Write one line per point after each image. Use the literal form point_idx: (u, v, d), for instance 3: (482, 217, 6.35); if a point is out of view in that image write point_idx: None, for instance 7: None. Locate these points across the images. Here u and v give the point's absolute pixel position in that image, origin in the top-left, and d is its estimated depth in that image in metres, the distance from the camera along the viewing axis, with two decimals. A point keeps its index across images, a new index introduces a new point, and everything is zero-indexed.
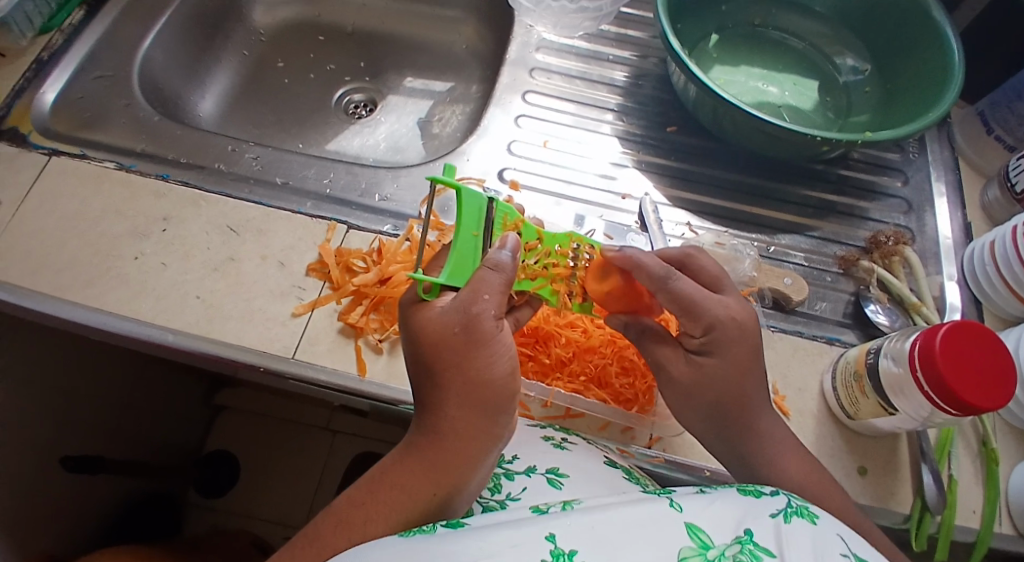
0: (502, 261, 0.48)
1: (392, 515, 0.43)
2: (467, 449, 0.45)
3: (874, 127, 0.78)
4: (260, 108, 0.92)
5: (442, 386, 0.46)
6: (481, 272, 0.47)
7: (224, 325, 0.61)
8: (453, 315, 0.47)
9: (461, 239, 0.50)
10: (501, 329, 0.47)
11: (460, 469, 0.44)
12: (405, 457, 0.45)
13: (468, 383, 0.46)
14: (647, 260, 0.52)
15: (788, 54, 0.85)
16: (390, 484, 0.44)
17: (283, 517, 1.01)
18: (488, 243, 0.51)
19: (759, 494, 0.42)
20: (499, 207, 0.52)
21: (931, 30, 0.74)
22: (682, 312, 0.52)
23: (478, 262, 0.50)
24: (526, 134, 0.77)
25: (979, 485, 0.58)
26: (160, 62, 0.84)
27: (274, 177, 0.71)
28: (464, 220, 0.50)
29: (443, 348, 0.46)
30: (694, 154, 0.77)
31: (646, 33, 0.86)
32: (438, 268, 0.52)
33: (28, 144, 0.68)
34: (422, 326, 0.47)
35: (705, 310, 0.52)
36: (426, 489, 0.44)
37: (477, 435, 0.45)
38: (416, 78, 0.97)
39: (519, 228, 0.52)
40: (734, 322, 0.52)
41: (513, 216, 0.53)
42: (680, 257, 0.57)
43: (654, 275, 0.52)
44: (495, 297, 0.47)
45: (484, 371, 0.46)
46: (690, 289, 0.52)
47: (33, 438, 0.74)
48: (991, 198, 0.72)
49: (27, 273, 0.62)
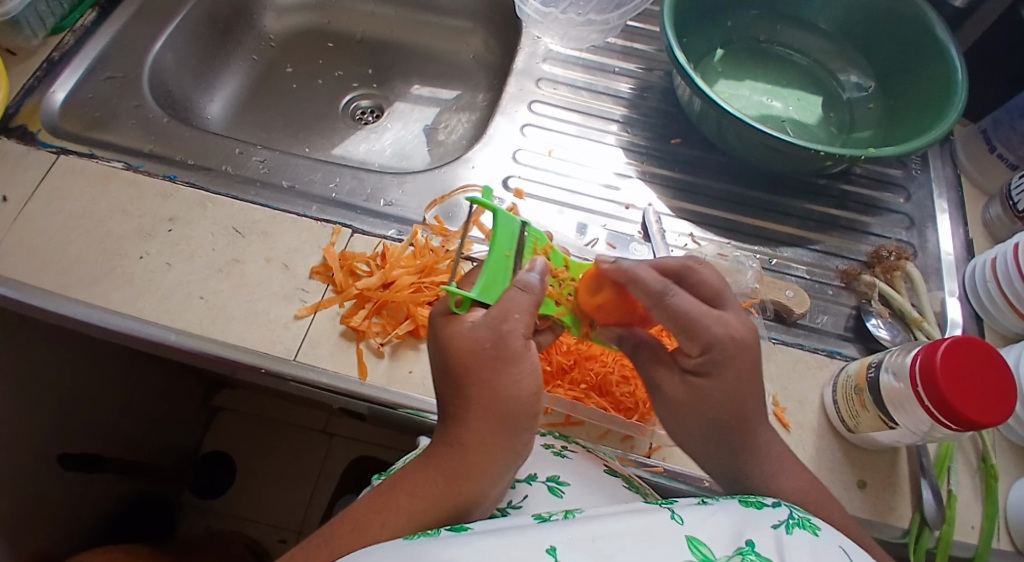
0: (532, 283, 0.49)
1: (406, 519, 0.42)
2: (489, 464, 0.45)
3: (878, 143, 0.78)
4: (268, 112, 0.93)
5: (466, 399, 0.46)
6: (511, 293, 0.48)
7: (227, 326, 0.61)
8: (483, 330, 0.47)
9: (494, 258, 0.51)
10: (529, 348, 0.48)
11: (480, 483, 0.44)
12: (423, 466, 0.45)
13: (493, 398, 0.46)
14: (643, 275, 0.50)
15: (792, 69, 0.85)
16: (406, 491, 0.44)
17: (276, 519, 1.01)
18: (519, 264, 0.52)
19: (760, 505, 0.42)
20: (529, 233, 0.54)
21: (934, 48, 0.75)
22: (680, 330, 0.51)
23: (509, 281, 0.51)
24: (531, 143, 0.77)
25: (978, 502, 0.57)
26: (171, 65, 0.85)
27: (280, 180, 0.72)
28: (499, 239, 0.51)
29: (470, 360, 0.46)
30: (697, 166, 0.77)
31: (652, 45, 0.87)
32: (470, 284, 0.52)
33: (37, 143, 0.69)
34: (450, 338, 0.47)
35: (703, 328, 0.50)
36: (445, 499, 0.43)
37: (500, 452, 0.45)
38: (423, 86, 0.98)
39: (548, 253, 0.55)
40: (733, 340, 0.50)
41: (543, 242, 0.55)
42: (680, 269, 0.54)
43: (651, 291, 0.50)
44: (525, 316, 0.48)
45: (508, 388, 0.46)
46: (689, 304, 0.50)
47: (32, 434, 0.74)
48: (993, 216, 0.72)
49: (32, 270, 0.62)
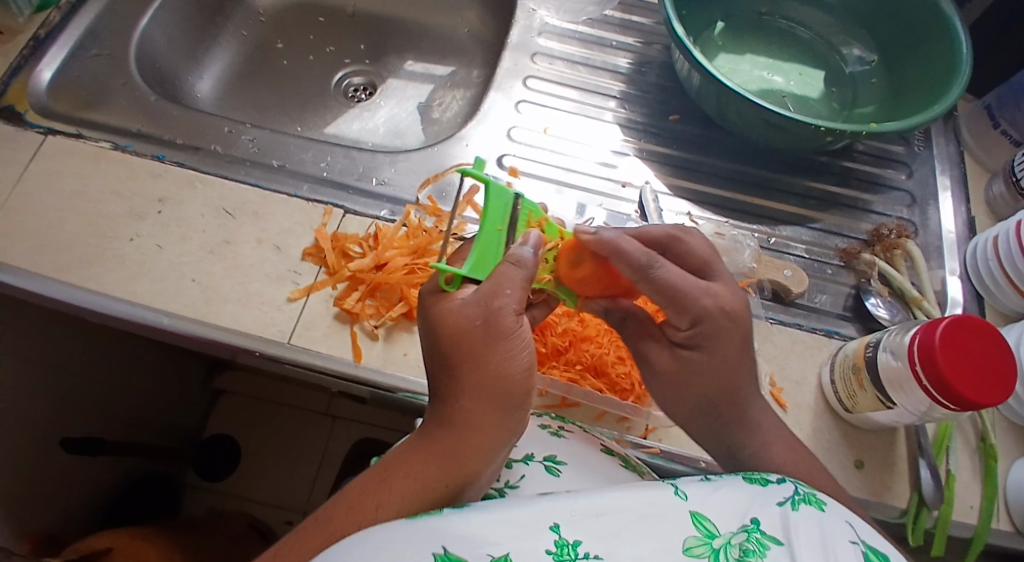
0: (524, 258, 0.48)
1: (402, 501, 0.42)
2: (485, 443, 0.44)
3: (880, 119, 0.77)
4: (260, 90, 0.91)
5: (459, 378, 0.45)
6: (503, 268, 0.47)
7: (220, 308, 0.60)
8: (474, 308, 0.46)
9: (486, 233, 0.50)
10: (522, 323, 0.47)
11: (476, 461, 0.43)
12: (417, 446, 0.44)
13: (486, 376, 0.45)
14: (627, 248, 0.49)
15: (794, 42, 0.84)
16: (402, 472, 0.43)
17: (279, 501, 1.01)
18: (510, 239, 0.51)
19: (766, 480, 0.42)
20: (523, 204, 0.53)
21: (940, 20, 0.73)
22: (667, 302, 0.50)
23: (500, 257, 0.50)
24: (527, 120, 0.76)
25: (977, 482, 0.57)
26: (159, 42, 0.83)
27: (272, 159, 0.70)
28: (490, 213, 0.50)
29: (461, 339, 0.46)
30: (695, 143, 0.76)
31: (650, 19, 0.85)
32: (460, 259, 0.51)
33: (23, 123, 0.68)
34: (440, 317, 0.47)
35: (692, 300, 0.49)
36: (440, 479, 0.43)
37: (494, 429, 0.44)
38: (416, 62, 0.96)
39: (542, 226, 0.53)
40: (723, 312, 0.49)
41: (537, 214, 0.54)
42: (665, 239, 0.54)
43: (636, 264, 0.49)
44: (517, 291, 0.47)
45: (501, 365, 0.45)
46: (675, 276, 0.49)
47: (28, 419, 0.74)
48: (996, 193, 0.71)
49: (21, 253, 0.61)
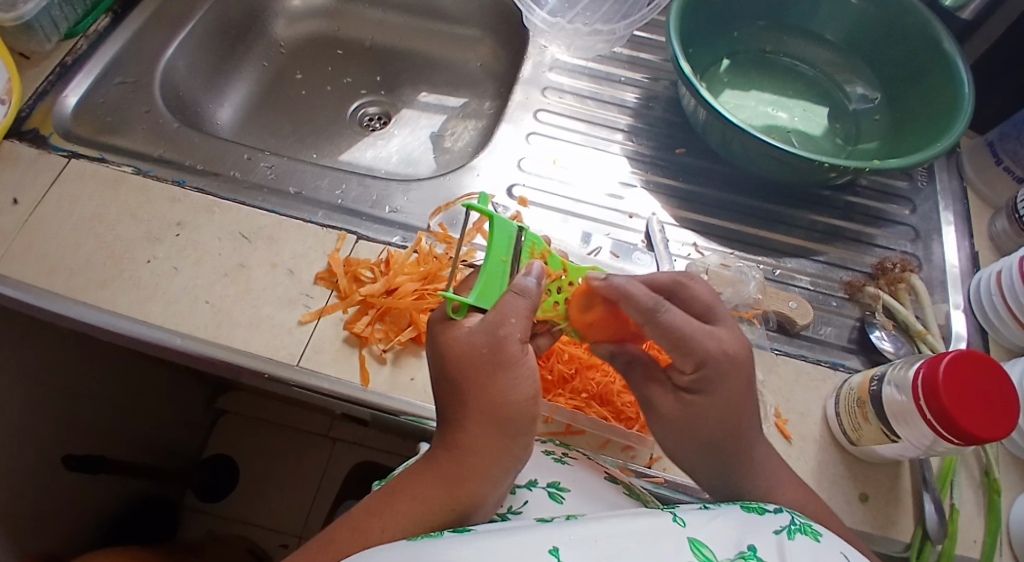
0: (528, 288, 0.49)
1: (406, 523, 0.43)
2: (489, 469, 0.45)
3: (883, 155, 0.78)
4: (277, 118, 0.94)
5: (464, 404, 0.46)
6: (507, 297, 0.48)
7: (232, 331, 0.62)
8: (479, 335, 0.47)
9: (490, 264, 0.51)
10: (526, 352, 0.48)
11: (480, 487, 0.44)
12: (422, 470, 0.45)
13: (492, 402, 0.46)
14: (635, 292, 0.50)
15: (799, 80, 0.86)
16: (406, 495, 0.44)
17: (279, 524, 1.01)
18: (515, 269, 0.52)
19: (762, 510, 0.43)
20: (527, 236, 0.53)
21: (942, 60, 0.75)
22: (673, 346, 0.50)
23: (504, 287, 0.51)
24: (536, 151, 0.78)
25: (981, 517, 0.57)
26: (182, 71, 0.86)
27: (288, 186, 0.72)
28: (495, 244, 0.51)
29: (466, 366, 0.47)
30: (700, 177, 0.77)
31: (658, 56, 0.87)
32: (467, 288, 0.52)
33: (48, 147, 0.70)
34: (447, 345, 0.48)
35: (696, 345, 0.50)
36: (444, 503, 0.44)
37: (498, 456, 0.45)
38: (430, 94, 0.98)
39: (545, 258, 0.54)
40: (726, 356, 0.50)
41: (540, 246, 0.54)
42: (671, 285, 0.54)
43: (643, 308, 0.50)
44: (521, 320, 0.48)
45: (507, 392, 0.46)
46: (679, 320, 0.50)
47: (37, 435, 0.75)
48: (999, 229, 0.72)
49: (41, 273, 0.63)
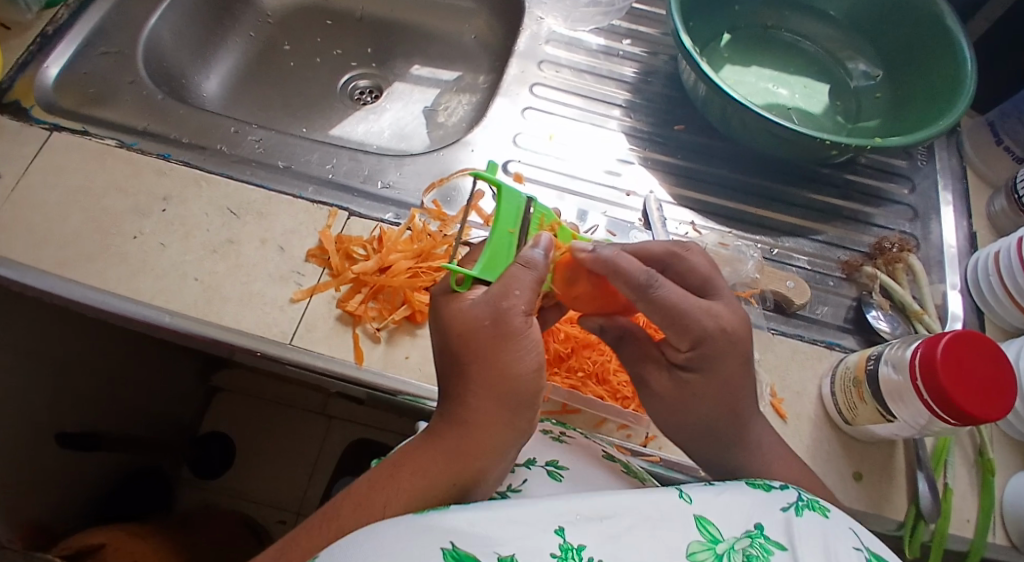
0: (535, 260, 0.49)
1: (409, 497, 0.42)
2: (493, 442, 0.44)
3: (884, 132, 0.77)
4: (266, 90, 0.92)
5: (467, 377, 0.46)
6: (514, 270, 0.48)
7: (222, 308, 0.61)
8: (482, 308, 0.46)
9: (496, 236, 0.50)
10: (530, 325, 0.47)
11: (483, 460, 0.44)
12: (426, 444, 0.45)
13: (495, 375, 0.45)
14: (626, 266, 0.49)
15: (799, 56, 0.84)
16: (409, 467, 0.43)
17: (273, 499, 1.01)
18: (522, 241, 0.51)
19: (769, 486, 0.42)
20: (535, 209, 0.54)
21: (945, 38, 0.74)
22: (667, 323, 0.50)
23: (511, 258, 0.50)
24: (531, 127, 0.76)
25: (974, 495, 0.57)
26: (168, 41, 0.84)
27: (278, 160, 0.71)
28: (502, 216, 0.50)
29: (469, 339, 0.46)
30: (699, 153, 0.76)
31: (657, 29, 0.85)
32: (471, 260, 0.51)
33: (29, 118, 0.68)
34: (450, 316, 0.47)
35: (692, 321, 0.49)
36: (446, 477, 0.43)
37: (502, 429, 0.45)
38: (423, 67, 0.96)
39: (554, 230, 0.55)
40: (723, 333, 0.50)
41: (548, 218, 0.55)
42: (665, 257, 0.54)
43: (635, 283, 0.49)
44: (526, 293, 0.47)
45: (509, 365, 0.45)
46: (675, 296, 0.49)
47: (24, 412, 0.74)
48: (997, 209, 0.71)
49: (24, 248, 0.61)
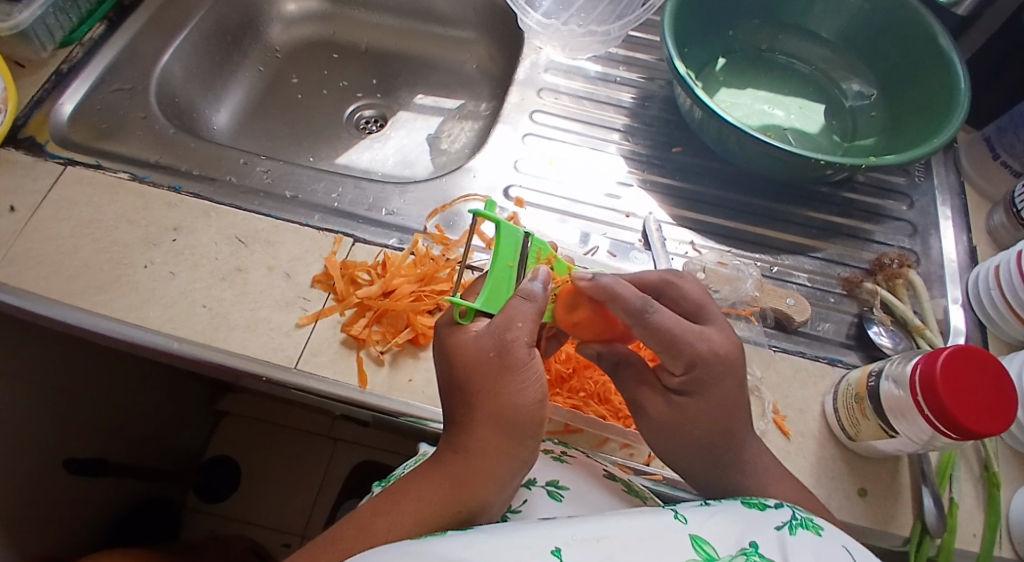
0: (535, 292, 0.49)
1: (413, 523, 0.42)
2: (496, 473, 0.45)
3: (880, 150, 0.78)
4: (273, 122, 0.94)
5: (473, 408, 0.46)
6: (514, 302, 0.49)
7: (229, 334, 0.62)
8: (487, 339, 0.48)
9: (498, 268, 0.51)
10: (534, 357, 0.48)
11: (486, 489, 0.44)
12: (430, 472, 0.45)
13: (499, 406, 0.46)
14: (622, 292, 0.49)
15: (795, 77, 0.86)
16: (413, 494, 0.44)
17: (280, 523, 1.01)
18: (522, 274, 0.52)
19: (763, 506, 0.43)
20: (533, 241, 0.54)
21: (936, 57, 0.75)
22: (662, 348, 0.50)
23: (511, 291, 0.52)
24: (530, 152, 0.78)
25: (982, 510, 0.57)
26: (178, 77, 0.86)
27: (284, 190, 0.72)
28: (501, 250, 0.52)
29: (474, 369, 0.47)
30: (696, 175, 0.77)
31: (653, 55, 0.87)
32: (475, 293, 0.53)
33: (45, 153, 0.70)
34: (456, 348, 0.48)
35: (685, 345, 0.50)
36: (448, 505, 0.43)
37: (506, 460, 0.45)
38: (426, 96, 0.98)
39: (551, 263, 0.55)
40: (717, 357, 0.50)
41: (546, 251, 0.55)
42: (660, 284, 0.55)
43: (631, 308, 0.49)
44: (528, 324, 0.48)
45: (514, 395, 0.46)
46: (669, 321, 0.50)
47: (37, 441, 0.75)
48: (997, 223, 0.72)
49: (38, 279, 0.63)
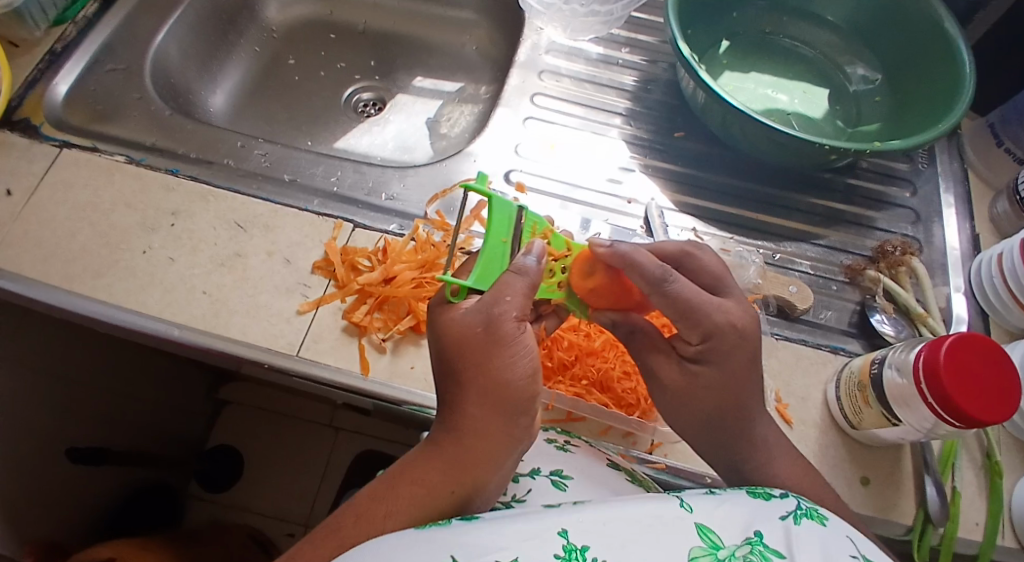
0: (527, 267, 0.49)
1: (409, 508, 0.42)
2: (490, 450, 0.44)
3: (884, 136, 0.77)
4: (270, 105, 0.93)
5: (463, 386, 0.46)
6: (506, 277, 0.48)
7: (229, 319, 0.61)
8: (475, 315, 0.47)
9: (489, 245, 0.51)
10: (523, 331, 0.47)
11: (482, 468, 0.44)
12: (424, 454, 0.45)
13: (489, 382, 0.45)
14: (643, 260, 0.49)
15: (799, 61, 0.85)
16: (409, 478, 0.44)
17: (283, 512, 1.01)
18: (515, 250, 0.52)
19: (769, 496, 0.42)
20: (527, 216, 0.54)
21: (943, 42, 0.74)
22: (678, 316, 0.51)
23: (504, 267, 0.51)
24: (532, 136, 0.77)
25: (982, 498, 0.57)
26: (174, 57, 0.85)
27: (283, 174, 0.71)
28: (494, 226, 0.51)
29: (464, 346, 0.46)
30: (699, 161, 0.76)
31: (656, 38, 0.86)
32: (466, 271, 0.52)
33: (39, 135, 0.69)
34: (444, 326, 0.47)
35: (703, 317, 0.50)
36: (445, 487, 0.43)
37: (500, 436, 0.45)
38: (426, 78, 0.97)
39: (548, 237, 0.54)
40: (733, 329, 0.50)
41: (542, 226, 0.55)
42: (680, 255, 0.55)
43: (651, 277, 0.49)
44: (518, 299, 0.47)
45: (505, 371, 0.46)
46: (688, 291, 0.50)
47: (35, 425, 0.74)
48: (1000, 211, 0.71)
49: (34, 264, 0.62)
